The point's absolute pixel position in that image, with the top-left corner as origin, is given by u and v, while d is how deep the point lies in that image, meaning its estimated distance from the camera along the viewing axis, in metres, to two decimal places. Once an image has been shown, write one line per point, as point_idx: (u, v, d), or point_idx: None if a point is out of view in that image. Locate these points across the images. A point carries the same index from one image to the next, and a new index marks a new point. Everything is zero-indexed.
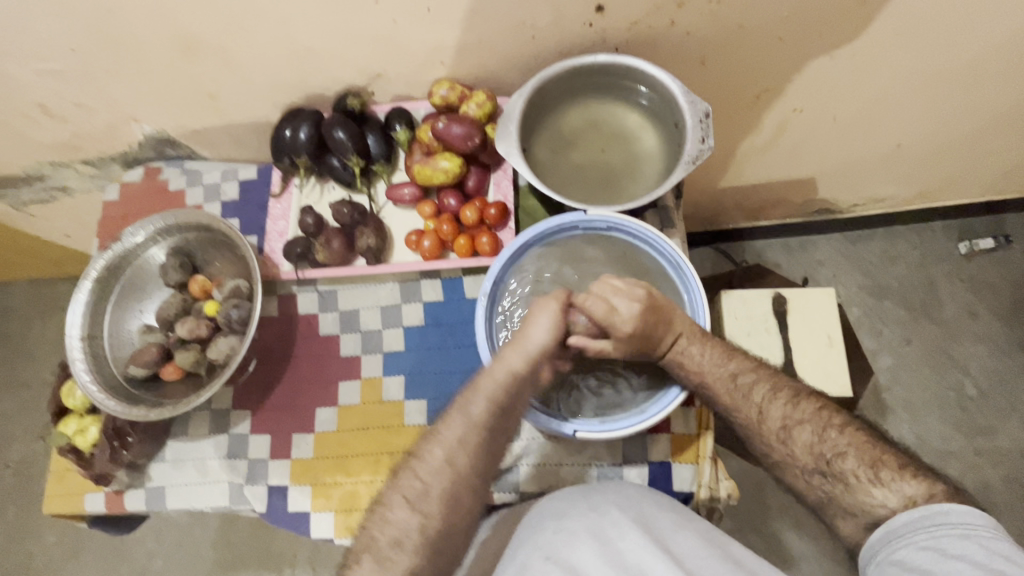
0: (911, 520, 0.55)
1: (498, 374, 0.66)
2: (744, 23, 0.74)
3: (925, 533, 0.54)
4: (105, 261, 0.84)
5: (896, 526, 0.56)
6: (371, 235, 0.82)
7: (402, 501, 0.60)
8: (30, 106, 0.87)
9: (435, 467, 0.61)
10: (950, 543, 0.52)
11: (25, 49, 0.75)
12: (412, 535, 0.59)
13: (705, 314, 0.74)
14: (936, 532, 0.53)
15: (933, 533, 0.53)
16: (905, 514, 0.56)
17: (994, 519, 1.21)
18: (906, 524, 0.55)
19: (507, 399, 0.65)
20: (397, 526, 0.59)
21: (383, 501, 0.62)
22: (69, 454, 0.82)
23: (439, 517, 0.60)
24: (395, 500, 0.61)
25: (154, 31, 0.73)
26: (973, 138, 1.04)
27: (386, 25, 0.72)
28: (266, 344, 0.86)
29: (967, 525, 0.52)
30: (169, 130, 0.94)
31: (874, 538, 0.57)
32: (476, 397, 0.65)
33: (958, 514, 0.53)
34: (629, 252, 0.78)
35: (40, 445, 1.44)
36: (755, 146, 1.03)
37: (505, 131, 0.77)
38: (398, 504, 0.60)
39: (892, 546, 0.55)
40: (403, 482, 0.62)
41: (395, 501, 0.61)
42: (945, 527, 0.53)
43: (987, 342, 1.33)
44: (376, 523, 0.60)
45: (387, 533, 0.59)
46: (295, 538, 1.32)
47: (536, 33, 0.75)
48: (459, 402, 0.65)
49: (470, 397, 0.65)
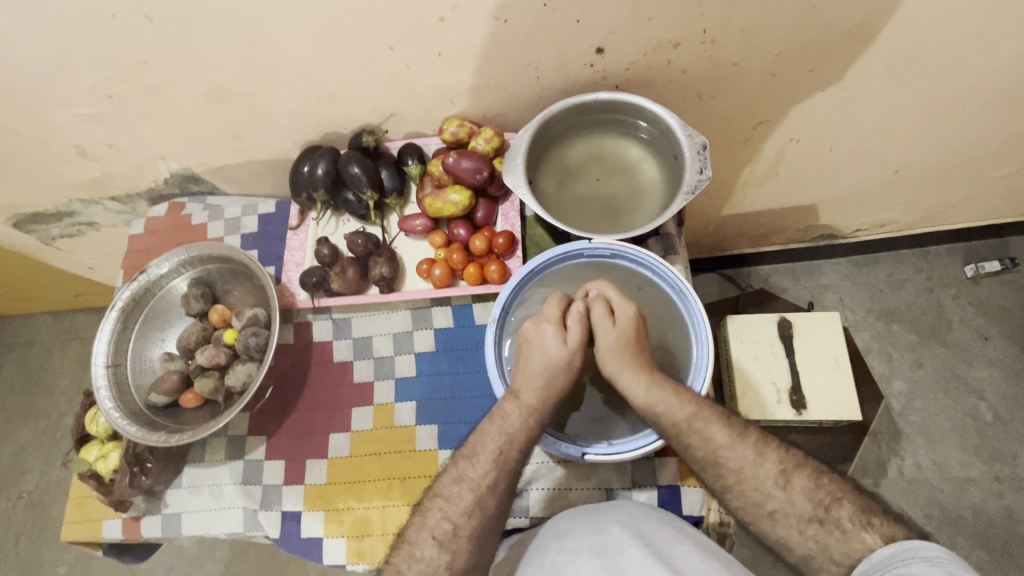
0: (886, 555, 0.55)
1: (515, 415, 0.69)
2: (738, 62, 0.78)
3: (899, 565, 0.54)
4: (130, 292, 0.88)
5: (877, 561, 0.56)
6: (384, 264, 0.85)
7: (430, 539, 0.63)
8: (66, 148, 0.92)
9: (465, 508, 0.64)
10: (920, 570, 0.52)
11: (65, 96, 0.81)
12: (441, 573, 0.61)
13: (705, 375, 0.74)
14: (910, 562, 0.53)
15: (905, 564, 0.53)
16: (881, 551, 0.56)
17: (1019, 549, 1.18)
18: (883, 559, 0.55)
19: (522, 436, 0.68)
20: (424, 563, 0.61)
21: (411, 539, 0.64)
22: (90, 479, 0.84)
23: (466, 556, 0.62)
24: (424, 538, 0.63)
25: (185, 78, 0.78)
26: (970, 163, 1.07)
27: (400, 69, 0.77)
28: (282, 371, 0.89)
29: (937, 557, 0.52)
30: (194, 168, 1.00)
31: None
32: (497, 436, 0.68)
33: (929, 549, 0.53)
34: (644, 286, 0.80)
35: (55, 475, 1.46)
36: (755, 175, 1.06)
37: (512, 165, 0.81)
38: (429, 547, 0.62)
39: None
40: (431, 522, 0.64)
41: (423, 539, 0.63)
42: (917, 559, 0.53)
43: (998, 366, 1.32)
44: (404, 558, 0.63)
45: (416, 568, 0.61)
46: (304, 569, 1.31)
47: (540, 74, 0.80)
48: (479, 444, 0.68)
49: (494, 438, 0.68)
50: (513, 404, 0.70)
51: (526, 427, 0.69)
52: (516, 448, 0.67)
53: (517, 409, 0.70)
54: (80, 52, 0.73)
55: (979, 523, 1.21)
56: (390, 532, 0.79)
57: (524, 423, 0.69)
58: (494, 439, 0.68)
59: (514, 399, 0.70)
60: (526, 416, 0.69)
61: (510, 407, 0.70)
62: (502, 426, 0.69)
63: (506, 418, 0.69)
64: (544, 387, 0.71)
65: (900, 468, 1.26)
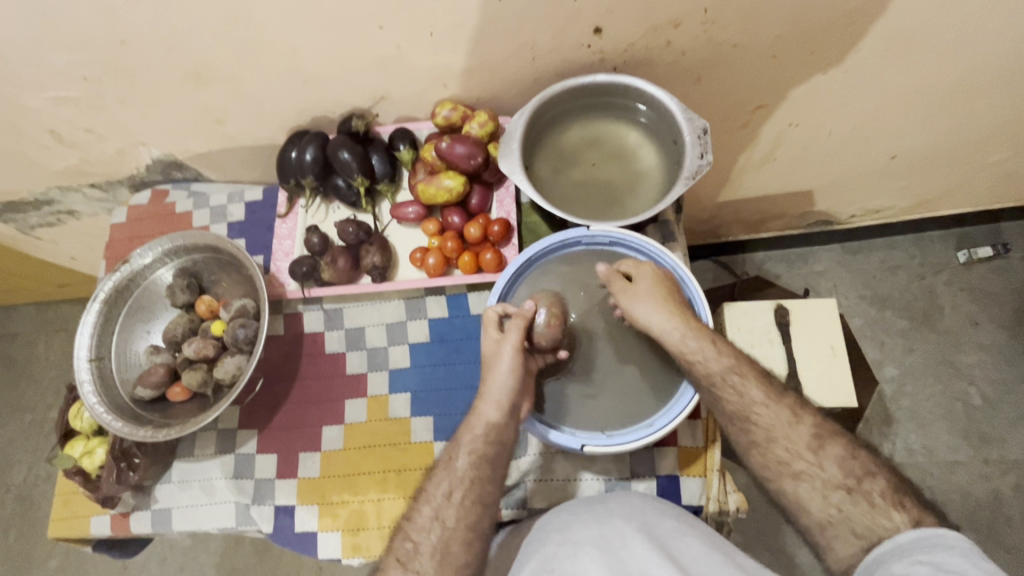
0: (908, 539, 0.56)
1: (475, 428, 0.69)
2: (738, 43, 0.76)
3: (919, 550, 0.55)
4: (113, 283, 0.85)
5: (895, 544, 0.57)
6: (376, 253, 0.83)
7: (396, 563, 0.63)
8: (42, 133, 0.88)
9: (426, 524, 0.64)
10: (942, 556, 0.53)
11: (39, 79, 0.77)
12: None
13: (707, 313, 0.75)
14: (932, 548, 0.54)
15: (926, 550, 0.54)
16: (903, 534, 0.57)
17: (1006, 530, 1.20)
18: (905, 543, 0.56)
19: (490, 450, 0.68)
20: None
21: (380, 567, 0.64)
22: (76, 475, 0.82)
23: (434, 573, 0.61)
24: (390, 563, 0.63)
25: (165, 60, 0.75)
26: (967, 148, 1.06)
27: (390, 50, 0.74)
28: (273, 362, 0.87)
29: (959, 545, 0.53)
30: (177, 154, 0.96)
31: (871, 556, 0.58)
32: (462, 454, 0.68)
33: (951, 537, 0.54)
34: None
35: (42, 469, 1.44)
36: (752, 161, 1.05)
37: (508, 150, 0.79)
38: None
39: (887, 563, 0.56)
40: (397, 545, 0.64)
41: (390, 565, 0.63)
42: (939, 546, 0.54)
43: (989, 351, 1.33)
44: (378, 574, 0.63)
45: None
46: (299, 560, 1.30)
47: (536, 55, 0.77)
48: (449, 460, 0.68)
49: (453, 451, 0.68)
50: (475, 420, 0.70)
51: (486, 440, 0.68)
52: (473, 459, 0.67)
53: (479, 425, 0.69)
54: (51, 31, 0.69)
55: (968, 506, 1.22)
56: (386, 525, 0.78)
57: (481, 437, 0.68)
58: (461, 457, 0.67)
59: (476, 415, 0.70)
60: (493, 430, 0.69)
61: (475, 425, 0.69)
62: (467, 445, 0.68)
63: (473, 437, 0.68)
64: (498, 400, 0.70)
65: (892, 452, 1.27)
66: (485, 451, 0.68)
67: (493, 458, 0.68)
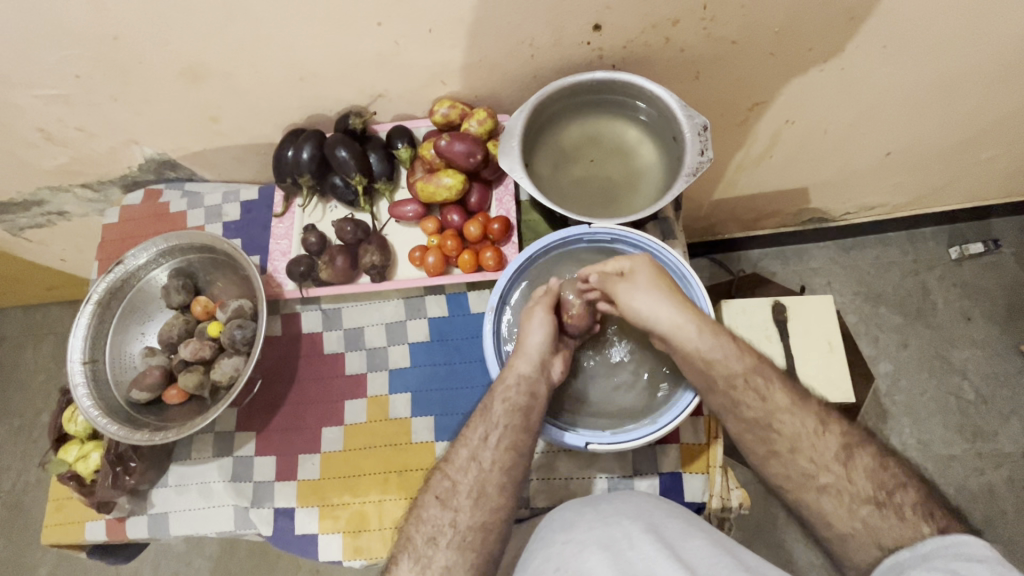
0: (930, 547, 0.53)
1: (508, 379, 0.69)
2: (737, 40, 0.76)
3: (939, 558, 0.52)
4: (106, 284, 0.84)
5: (915, 552, 0.54)
6: (375, 252, 0.82)
7: (434, 500, 0.63)
8: (32, 132, 0.87)
9: (462, 464, 0.64)
10: (959, 565, 0.50)
11: (28, 76, 0.76)
12: (446, 531, 0.60)
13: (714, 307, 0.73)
14: (951, 557, 0.51)
15: (945, 559, 0.51)
16: (926, 543, 0.54)
17: (999, 523, 1.22)
18: (926, 552, 0.53)
19: (525, 400, 0.68)
20: (430, 523, 0.61)
21: (419, 503, 0.64)
22: (70, 481, 0.81)
23: (470, 512, 0.61)
24: (429, 499, 0.63)
25: (158, 56, 0.74)
26: (960, 145, 1.07)
27: (388, 47, 0.74)
28: (270, 364, 0.86)
29: (981, 555, 0.50)
30: (170, 153, 0.95)
31: (887, 563, 0.55)
32: (497, 399, 0.68)
33: (974, 547, 0.51)
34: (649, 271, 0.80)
35: (33, 475, 1.41)
36: (749, 159, 1.05)
37: (507, 148, 0.78)
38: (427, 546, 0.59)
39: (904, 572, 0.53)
40: (435, 483, 0.64)
41: (429, 501, 0.63)
42: (959, 555, 0.51)
43: (981, 346, 1.34)
44: (413, 524, 0.62)
45: (423, 531, 0.61)
46: (296, 563, 1.29)
47: (535, 52, 0.77)
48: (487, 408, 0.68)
49: (488, 401, 0.68)
50: (512, 370, 0.70)
51: (518, 390, 0.68)
52: (507, 408, 0.67)
53: (516, 375, 0.69)
54: (41, 26, 0.68)
55: (962, 499, 1.24)
56: (387, 526, 0.78)
57: (514, 388, 0.68)
58: (498, 407, 0.67)
59: (507, 369, 0.70)
60: (525, 381, 0.69)
61: (512, 376, 0.69)
62: (505, 393, 0.68)
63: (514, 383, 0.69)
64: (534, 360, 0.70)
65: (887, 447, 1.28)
66: (522, 399, 0.68)
67: (529, 406, 0.68)
